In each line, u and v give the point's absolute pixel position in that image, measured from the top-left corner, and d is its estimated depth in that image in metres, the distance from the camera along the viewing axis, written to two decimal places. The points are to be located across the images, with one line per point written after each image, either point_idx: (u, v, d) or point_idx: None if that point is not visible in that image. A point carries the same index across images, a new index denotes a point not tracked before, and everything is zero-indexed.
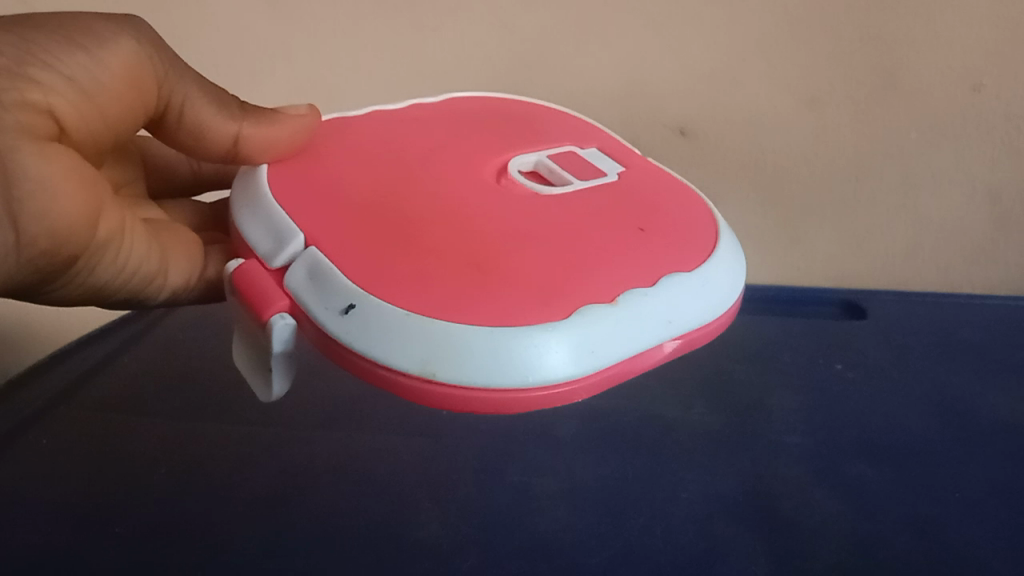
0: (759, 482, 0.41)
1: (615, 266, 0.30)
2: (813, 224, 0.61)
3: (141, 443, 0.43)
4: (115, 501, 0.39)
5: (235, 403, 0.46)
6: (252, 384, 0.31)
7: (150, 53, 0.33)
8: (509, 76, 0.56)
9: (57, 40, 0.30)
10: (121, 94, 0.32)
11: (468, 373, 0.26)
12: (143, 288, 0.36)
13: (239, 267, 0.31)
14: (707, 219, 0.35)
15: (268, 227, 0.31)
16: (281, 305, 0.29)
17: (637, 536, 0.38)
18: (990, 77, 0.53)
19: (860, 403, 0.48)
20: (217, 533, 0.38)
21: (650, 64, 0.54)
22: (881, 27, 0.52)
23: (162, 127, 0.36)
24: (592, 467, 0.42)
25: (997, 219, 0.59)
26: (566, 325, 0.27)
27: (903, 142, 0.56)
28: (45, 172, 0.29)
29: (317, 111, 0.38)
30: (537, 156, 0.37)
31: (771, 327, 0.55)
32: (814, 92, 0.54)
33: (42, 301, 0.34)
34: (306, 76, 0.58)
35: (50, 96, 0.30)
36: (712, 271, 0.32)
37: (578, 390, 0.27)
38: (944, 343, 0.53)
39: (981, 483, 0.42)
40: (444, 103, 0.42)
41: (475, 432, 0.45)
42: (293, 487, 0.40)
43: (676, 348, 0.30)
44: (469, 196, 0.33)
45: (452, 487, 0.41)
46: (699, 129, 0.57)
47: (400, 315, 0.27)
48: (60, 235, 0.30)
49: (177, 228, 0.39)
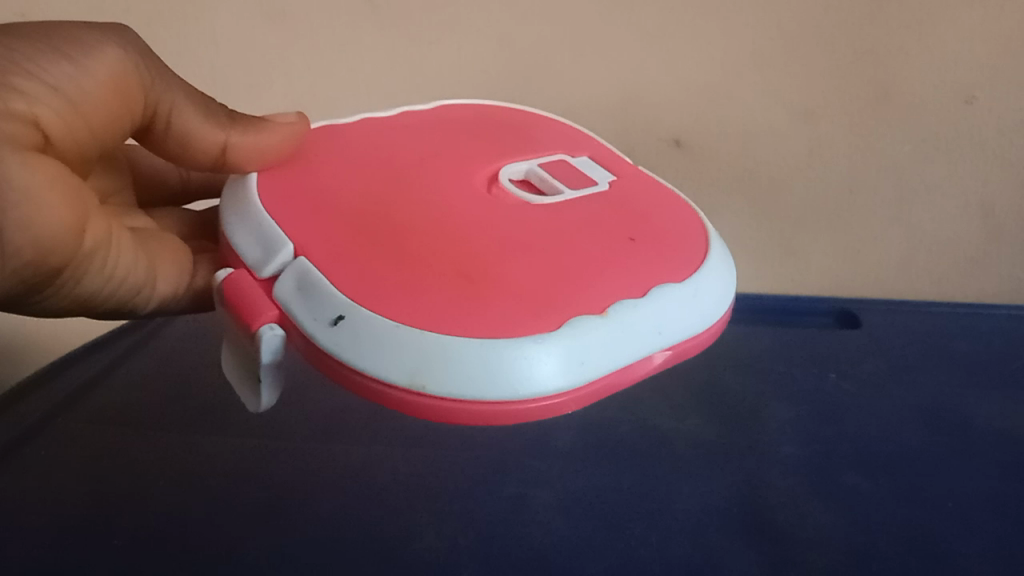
0: (754, 494, 0.41)
1: (605, 277, 0.30)
2: (809, 235, 0.60)
3: (138, 456, 0.43)
4: (113, 515, 0.39)
5: (230, 415, 0.45)
6: (241, 395, 0.31)
7: (136, 60, 0.33)
8: (503, 86, 0.56)
9: (43, 49, 0.30)
10: (106, 103, 0.32)
11: (458, 385, 0.26)
12: (131, 297, 0.36)
13: (228, 276, 0.31)
14: (697, 229, 0.35)
15: (257, 237, 0.31)
16: (270, 315, 0.29)
17: (631, 547, 0.38)
18: (982, 89, 0.53)
19: (855, 412, 0.47)
20: (216, 545, 0.37)
21: (644, 77, 0.54)
22: (876, 39, 0.51)
23: (149, 136, 0.36)
24: (587, 480, 0.42)
25: (989, 231, 0.59)
26: (557, 337, 0.27)
27: (897, 154, 0.56)
28: (29, 183, 0.29)
29: (305, 118, 0.37)
30: (528, 165, 0.37)
31: (766, 338, 0.55)
32: (809, 104, 0.54)
33: (29, 313, 0.34)
34: (299, 85, 0.58)
35: (35, 106, 0.30)
36: (703, 282, 0.31)
37: (569, 401, 0.27)
38: (941, 354, 0.53)
39: (976, 492, 0.42)
40: (434, 110, 0.42)
41: (470, 443, 0.44)
42: (291, 500, 0.40)
43: (667, 359, 0.30)
44: (460, 206, 0.33)
45: (446, 500, 0.41)
46: (695, 140, 0.56)
47: (390, 326, 0.27)
48: (45, 246, 0.30)
49: (166, 237, 0.39)
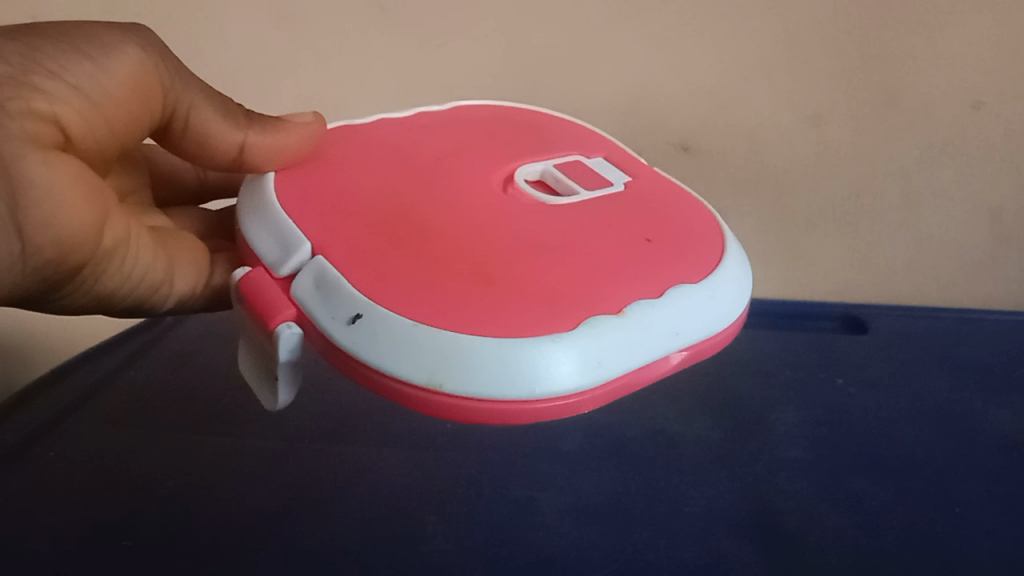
0: (762, 499, 0.41)
1: (623, 277, 0.30)
2: (814, 239, 0.61)
3: (147, 457, 0.43)
4: (122, 515, 0.39)
5: (241, 415, 0.46)
6: (258, 393, 0.31)
7: (155, 59, 0.33)
8: (512, 90, 0.56)
9: (63, 49, 0.30)
10: (126, 102, 0.32)
11: (475, 384, 0.26)
12: (149, 296, 0.36)
13: (246, 275, 0.31)
14: (713, 230, 0.35)
15: (275, 235, 0.31)
16: (288, 314, 0.29)
17: (639, 550, 0.38)
18: (989, 94, 0.53)
19: (863, 416, 0.48)
20: (225, 546, 0.37)
21: (652, 80, 0.55)
22: (883, 44, 0.52)
23: (168, 136, 0.36)
24: (595, 483, 0.42)
25: (995, 235, 0.59)
26: (574, 336, 0.27)
27: (904, 159, 0.56)
28: (50, 180, 0.29)
29: (321, 118, 0.38)
30: (543, 165, 0.37)
31: (773, 342, 0.55)
32: (815, 109, 0.55)
33: (49, 310, 0.34)
34: (310, 88, 0.58)
35: (56, 104, 0.30)
36: (718, 283, 0.32)
37: (586, 400, 0.27)
38: (949, 359, 0.53)
39: (982, 495, 0.42)
40: (448, 110, 0.42)
41: (478, 447, 0.44)
42: (299, 501, 0.40)
43: (683, 359, 0.30)
44: (476, 205, 0.33)
45: (454, 503, 0.41)
46: (702, 144, 0.57)
47: (407, 325, 0.27)
48: (65, 244, 0.30)
49: (184, 236, 0.39)
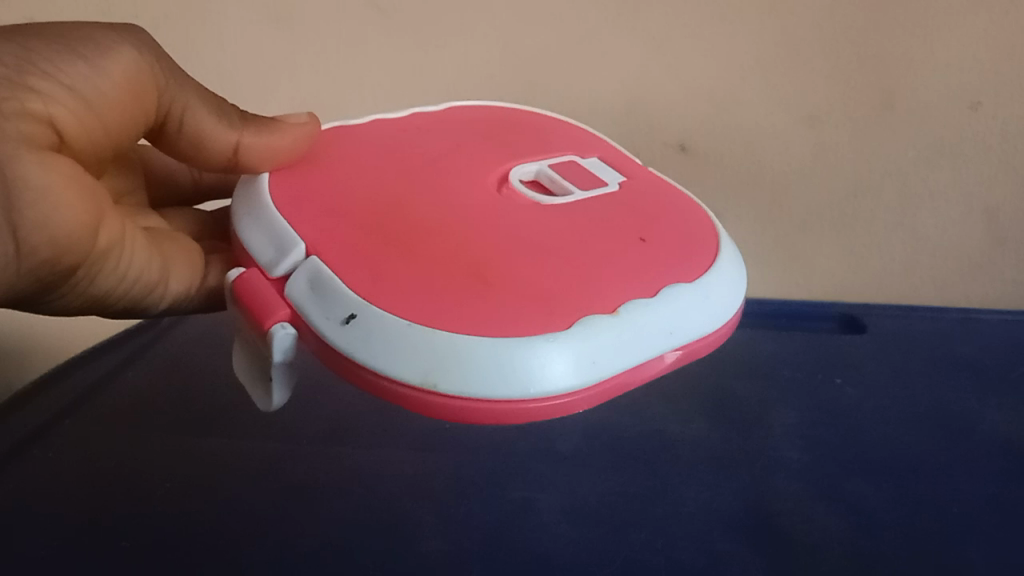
0: (759, 499, 0.41)
1: (617, 277, 0.30)
2: (813, 239, 0.61)
3: (144, 458, 0.42)
4: (120, 515, 0.39)
5: (239, 416, 0.46)
6: (253, 393, 0.31)
7: (150, 60, 0.33)
8: (509, 90, 0.56)
9: (58, 49, 0.30)
10: (122, 103, 0.32)
11: (468, 384, 0.26)
12: (145, 297, 0.36)
13: (241, 275, 0.31)
14: (707, 229, 0.35)
15: (270, 235, 0.31)
16: (282, 314, 0.29)
17: (636, 551, 0.38)
18: (987, 94, 0.53)
19: (861, 416, 0.47)
20: (221, 547, 0.37)
21: (649, 80, 0.55)
22: (880, 45, 0.52)
23: (163, 137, 0.36)
24: (593, 484, 0.42)
25: (992, 236, 0.59)
26: (567, 336, 0.27)
27: (901, 159, 0.56)
28: (44, 181, 0.29)
29: (316, 119, 0.38)
30: (538, 166, 0.37)
31: (771, 342, 0.55)
32: (812, 109, 0.55)
33: (44, 311, 0.34)
34: (307, 89, 0.58)
35: (51, 105, 0.30)
36: (713, 282, 0.32)
37: (580, 400, 0.27)
38: (947, 359, 0.53)
39: (979, 495, 0.42)
40: (443, 111, 0.42)
41: (475, 448, 0.44)
42: (295, 501, 0.40)
43: (677, 358, 0.30)
44: (470, 206, 0.33)
45: (451, 504, 0.40)
46: (700, 145, 0.57)
47: (401, 325, 0.27)
48: (59, 244, 0.30)
49: (180, 236, 0.39)
